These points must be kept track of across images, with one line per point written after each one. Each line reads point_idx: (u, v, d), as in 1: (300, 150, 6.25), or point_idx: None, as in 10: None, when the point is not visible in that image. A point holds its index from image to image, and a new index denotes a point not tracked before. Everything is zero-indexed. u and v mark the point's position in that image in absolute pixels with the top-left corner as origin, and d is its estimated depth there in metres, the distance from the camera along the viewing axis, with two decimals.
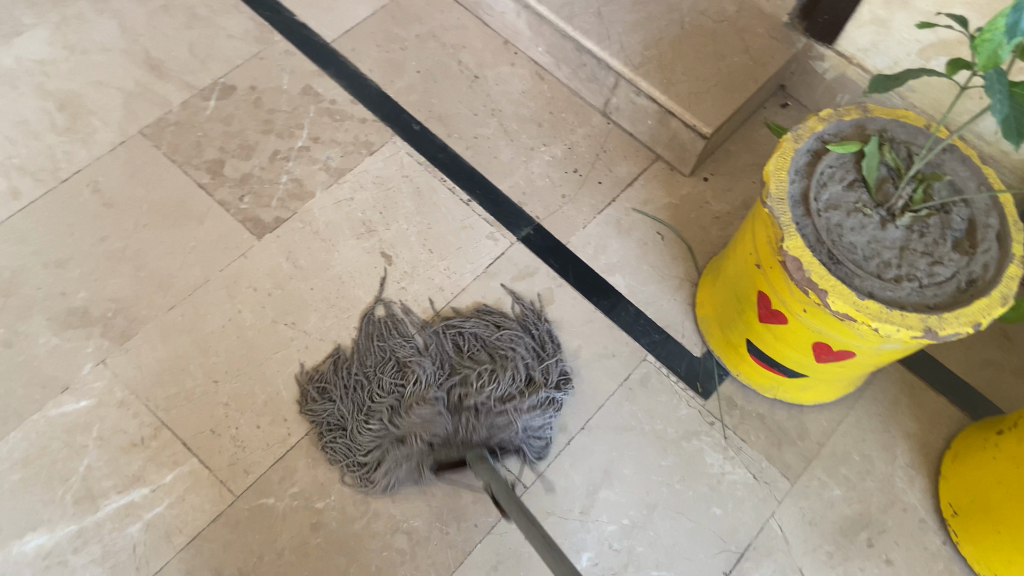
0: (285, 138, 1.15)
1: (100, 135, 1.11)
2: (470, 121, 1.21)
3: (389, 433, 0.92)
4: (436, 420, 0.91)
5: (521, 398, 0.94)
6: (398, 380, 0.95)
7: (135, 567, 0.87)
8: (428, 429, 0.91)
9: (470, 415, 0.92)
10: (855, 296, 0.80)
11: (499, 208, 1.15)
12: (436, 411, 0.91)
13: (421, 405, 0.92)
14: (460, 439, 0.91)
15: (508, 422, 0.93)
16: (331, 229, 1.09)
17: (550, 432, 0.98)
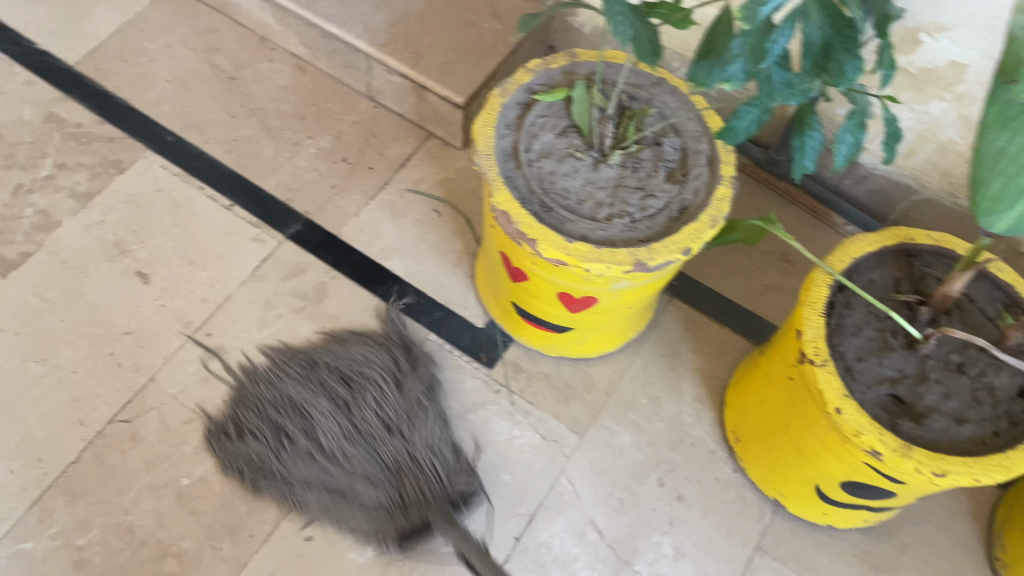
0: (27, 169, 1.10)
1: None
2: (229, 124, 1.18)
3: (312, 491, 0.92)
4: (377, 488, 0.91)
5: (444, 442, 0.95)
6: (301, 454, 0.92)
7: None
8: (324, 453, 0.92)
9: (382, 454, 0.92)
10: (566, 241, 0.79)
11: (264, 208, 1.12)
12: (377, 482, 0.91)
13: (332, 465, 0.92)
14: (395, 481, 0.91)
15: (432, 448, 0.94)
16: (81, 256, 1.05)
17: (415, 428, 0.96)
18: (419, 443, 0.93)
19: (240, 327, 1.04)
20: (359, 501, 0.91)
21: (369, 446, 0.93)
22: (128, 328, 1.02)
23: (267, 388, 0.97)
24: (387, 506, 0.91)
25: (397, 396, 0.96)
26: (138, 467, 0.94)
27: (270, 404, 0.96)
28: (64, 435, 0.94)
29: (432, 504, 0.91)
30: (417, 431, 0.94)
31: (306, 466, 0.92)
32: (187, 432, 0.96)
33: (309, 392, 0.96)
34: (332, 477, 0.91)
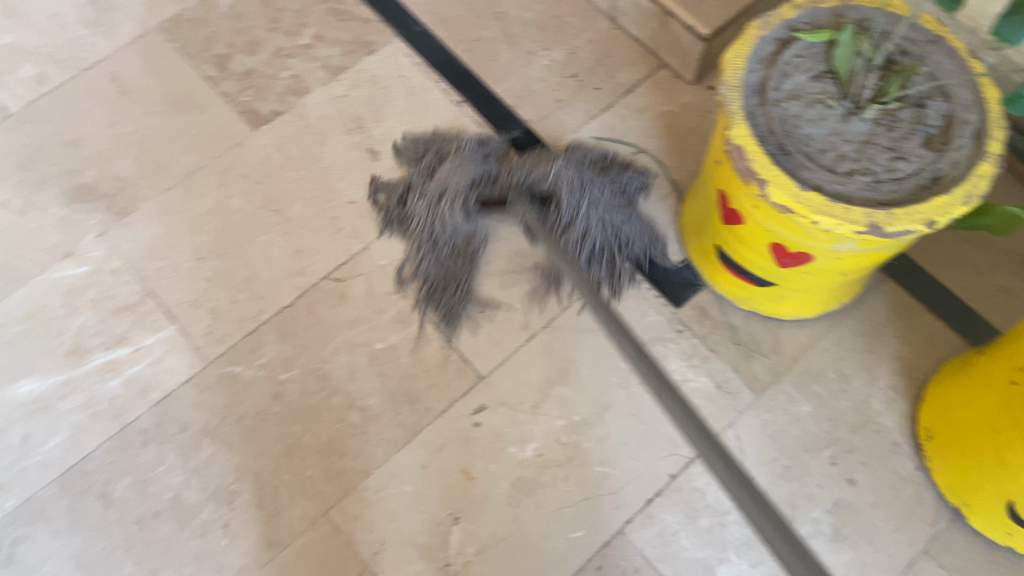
0: (290, 36, 1.19)
1: (122, 30, 1.19)
2: (473, 24, 1.21)
3: (426, 201, 1.01)
4: (470, 169, 1.00)
5: (580, 233, 1.02)
6: (476, 155, 1.02)
7: (112, 416, 0.97)
8: (453, 239, 1.01)
9: (496, 181, 1.01)
10: (801, 190, 0.76)
11: (490, 109, 1.15)
12: (479, 164, 1.01)
13: (463, 170, 1.00)
14: (494, 181, 1.02)
15: (553, 180, 1.00)
16: (323, 124, 1.14)
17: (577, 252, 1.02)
18: (561, 174, 0.99)
19: None
20: (468, 162, 1.01)
21: (490, 185, 1.01)
22: (351, 198, 1.09)
23: (454, 150, 1.05)
24: (459, 220, 1.00)
25: (607, 181, 1.06)
26: (340, 323, 1.02)
27: (427, 143, 1.09)
28: (284, 281, 1.04)
29: (512, 194, 1.01)
30: (586, 198, 1.01)
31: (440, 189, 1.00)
32: (386, 302, 1.03)
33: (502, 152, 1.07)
34: (428, 191, 1.02)
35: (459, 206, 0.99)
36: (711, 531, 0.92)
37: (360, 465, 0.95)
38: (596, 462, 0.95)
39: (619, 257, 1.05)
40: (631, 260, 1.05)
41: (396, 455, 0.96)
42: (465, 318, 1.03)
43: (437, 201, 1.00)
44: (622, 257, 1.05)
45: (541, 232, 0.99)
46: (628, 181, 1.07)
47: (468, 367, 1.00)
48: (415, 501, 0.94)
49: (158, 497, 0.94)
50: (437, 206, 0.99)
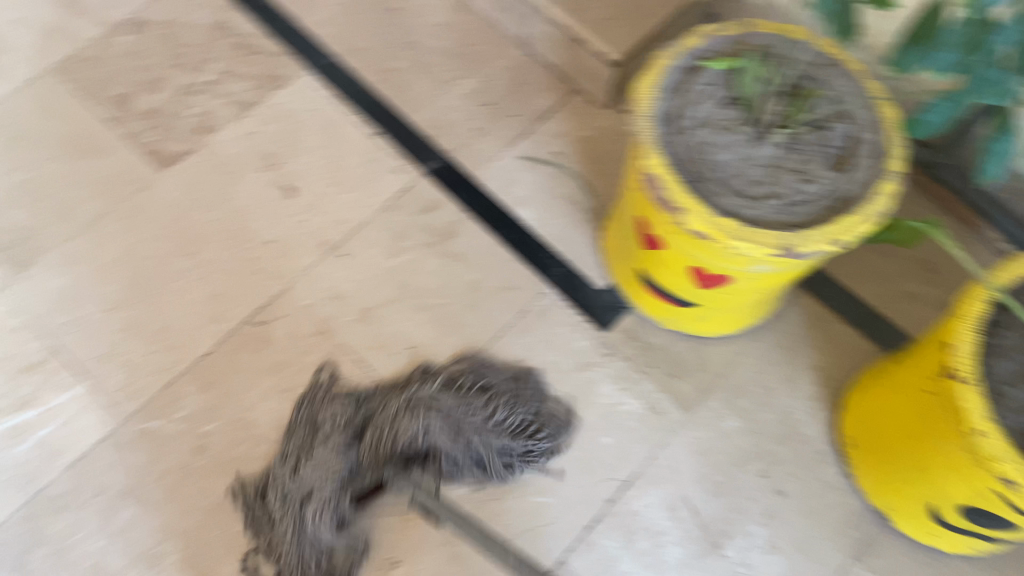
0: (195, 71, 1.15)
1: (16, 71, 1.13)
2: (385, 53, 1.19)
3: (331, 445, 0.90)
4: (336, 457, 0.89)
5: (440, 423, 0.91)
6: (376, 398, 0.95)
7: (25, 482, 0.92)
8: (314, 488, 0.87)
9: (368, 444, 0.90)
10: (713, 215, 0.78)
11: (408, 140, 1.15)
12: (335, 449, 0.89)
13: (344, 448, 0.90)
14: (374, 460, 0.89)
15: (427, 437, 0.90)
16: (235, 162, 1.10)
17: (472, 450, 0.92)
18: (434, 438, 0.90)
19: (372, 253, 1.08)
20: (370, 455, 0.89)
21: (382, 438, 0.90)
22: (270, 238, 1.07)
23: (324, 396, 0.96)
24: (323, 506, 0.87)
25: (485, 401, 0.95)
26: (264, 368, 0.99)
27: (313, 405, 0.96)
28: (201, 327, 1.01)
29: (387, 468, 0.90)
30: (469, 435, 0.91)
31: (289, 487, 0.89)
32: (311, 343, 1.02)
33: (360, 417, 0.93)
34: (311, 464, 0.89)
35: (331, 482, 0.88)
36: (650, 552, 0.93)
37: None
38: (533, 493, 0.95)
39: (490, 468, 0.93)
40: (521, 446, 0.94)
41: None
42: (392, 355, 1.02)
43: (292, 495, 0.89)
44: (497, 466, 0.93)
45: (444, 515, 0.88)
46: (526, 385, 0.99)
47: None
48: None
49: (77, 565, 0.89)
50: (284, 492, 0.89)
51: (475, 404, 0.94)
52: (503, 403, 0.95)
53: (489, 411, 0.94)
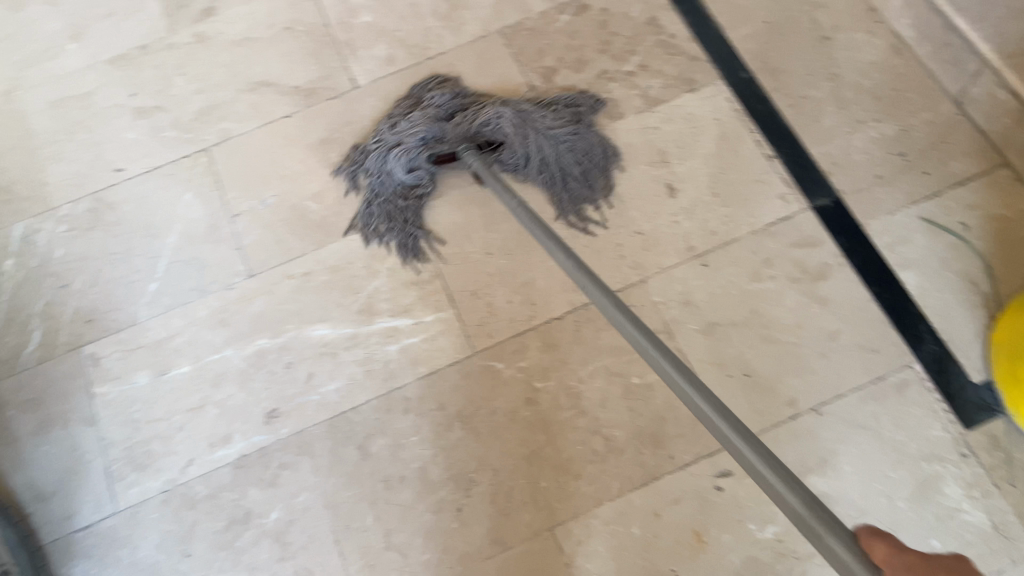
0: (617, 61, 1.22)
1: (468, 27, 1.26)
2: (803, 81, 1.17)
3: (424, 115, 1.12)
4: (419, 126, 1.09)
5: (512, 116, 1.09)
6: (449, 101, 1.16)
7: (384, 377, 1.05)
8: (395, 144, 1.10)
9: (456, 122, 1.09)
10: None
11: (802, 171, 1.11)
12: (419, 117, 1.11)
13: (442, 121, 1.12)
14: (455, 137, 1.09)
15: (498, 126, 1.09)
16: (629, 151, 1.15)
17: (524, 154, 1.10)
18: (501, 125, 1.08)
19: (736, 272, 1.06)
20: (428, 116, 1.12)
21: (521, 124, 1.09)
22: (641, 230, 1.10)
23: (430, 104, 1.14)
24: (413, 147, 1.10)
25: (552, 112, 1.14)
26: (603, 348, 1.03)
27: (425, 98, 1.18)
28: (558, 294, 1.06)
29: (462, 145, 1.08)
30: (535, 134, 1.10)
31: (383, 135, 1.13)
32: None
33: (458, 118, 1.11)
34: (407, 122, 1.11)
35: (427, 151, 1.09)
36: None
37: (594, 493, 0.96)
38: None
39: (561, 192, 1.12)
40: (580, 170, 1.13)
41: (631, 494, 0.96)
42: (727, 376, 1.01)
43: (392, 147, 1.11)
44: (569, 187, 1.12)
45: (487, 175, 1.03)
46: (583, 103, 1.17)
47: None
48: (641, 544, 0.94)
49: (406, 463, 1.00)
50: (387, 142, 1.11)
51: (563, 136, 1.12)
52: (574, 133, 1.13)
53: (566, 125, 1.13)
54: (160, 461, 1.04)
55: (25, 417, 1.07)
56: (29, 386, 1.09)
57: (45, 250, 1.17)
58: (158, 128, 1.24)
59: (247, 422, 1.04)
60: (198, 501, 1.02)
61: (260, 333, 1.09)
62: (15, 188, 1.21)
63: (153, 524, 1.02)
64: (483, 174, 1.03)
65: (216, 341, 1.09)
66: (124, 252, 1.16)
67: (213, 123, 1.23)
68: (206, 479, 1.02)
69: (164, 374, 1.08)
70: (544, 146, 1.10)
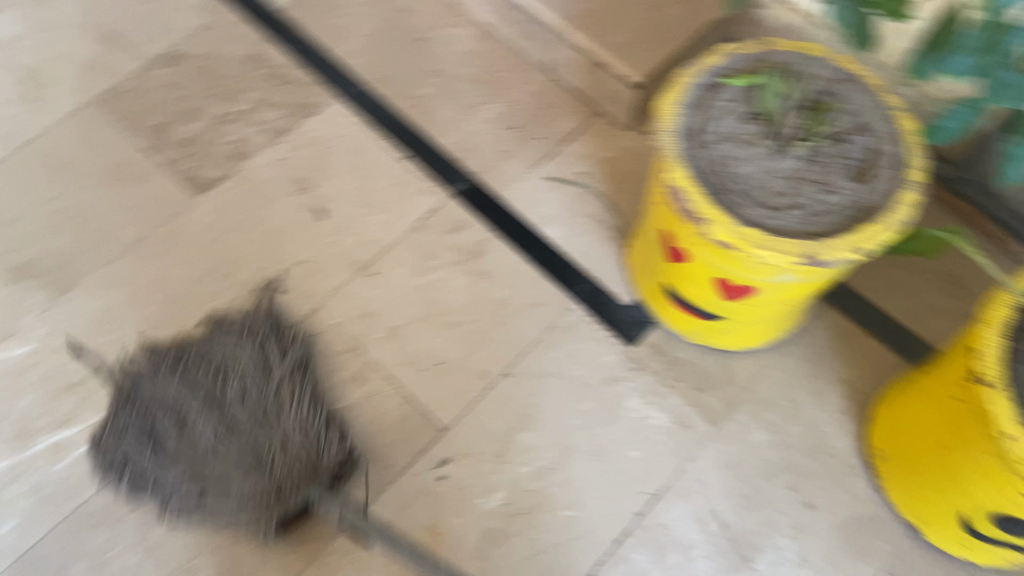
0: (230, 102, 1.20)
1: (61, 104, 1.18)
2: (411, 82, 1.24)
3: (178, 478, 0.89)
4: (176, 489, 0.90)
5: (265, 413, 0.92)
6: (157, 430, 0.93)
7: (63, 498, 0.94)
8: (197, 487, 0.89)
9: (235, 463, 0.89)
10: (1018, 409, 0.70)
11: (435, 163, 1.18)
12: (178, 486, 0.89)
13: (210, 454, 0.90)
14: (271, 499, 0.88)
15: (233, 408, 0.92)
16: (267, 187, 1.14)
17: (280, 397, 0.94)
18: (275, 429, 0.91)
19: (402, 272, 1.10)
20: (178, 484, 0.89)
21: (256, 413, 0.92)
22: (301, 258, 1.09)
23: (155, 418, 0.93)
24: (213, 510, 0.89)
25: (246, 360, 0.96)
26: None
27: (111, 436, 0.95)
28: None
29: (293, 497, 0.89)
30: (238, 379, 0.95)
31: (170, 490, 0.90)
32: (341, 360, 1.03)
33: (196, 398, 0.93)
34: (177, 472, 0.90)
35: (248, 511, 0.89)
36: (679, 566, 0.93)
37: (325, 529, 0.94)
38: (561, 507, 0.96)
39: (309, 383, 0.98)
40: (295, 367, 0.98)
41: None
42: (421, 371, 1.03)
43: (199, 497, 0.89)
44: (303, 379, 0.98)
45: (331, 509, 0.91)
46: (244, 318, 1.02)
47: (428, 421, 1.00)
48: (382, 561, 0.93)
49: None
50: (183, 501, 0.90)
51: (248, 355, 0.97)
52: (258, 359, 0.97)
53: (260, 366, 0.96)
54: None
55: None
56: None
57: None
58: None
59: None
60: None
61: None
62: None
63: None
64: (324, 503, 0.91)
65: None
66: None
67: None
68: None
69: None
70: (292, 386, 0.96)
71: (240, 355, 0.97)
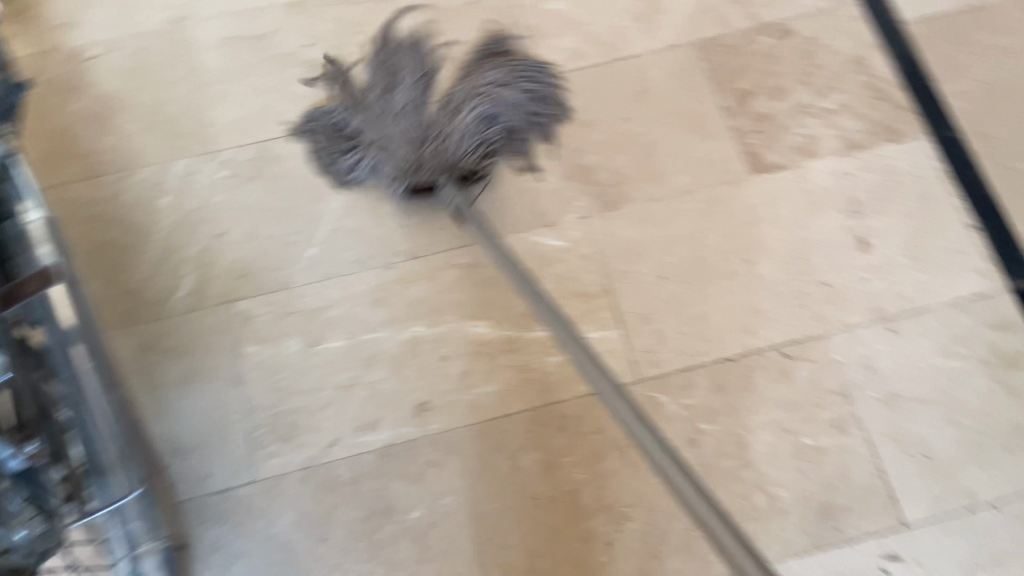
0: (818, 96, 1.16)
1: (663, 33, 1.21)
2: (1013, 152, 1.11)
3: (368, 117, 1.07)
4: (381, 121, 1.06)
5: (476, 120, 1.06)
6: (380, 80, 1.09)
7: (542, 389, 1.00)
8: (387, 147, 1.05)
9: (422, 136, 1.05)
10: None
11: (1005, 250, 1.05)
12: (401, 119, 1.05)
13: (392, 117, 1.06)
14: (420, 147, 1.05)
15: (455, 128, 1.05)
16: (822, 194, 1.10)
17: (497, 127, 1.10)
18: (460, 121, 1.05)
19: (925, 344, 1.00)
20: (371, 114, 1.07)
21: (466, 117, 1.06)
22: (827, 281, 1.05)
23: (400, 56, 1.13)
24: (373, 162, 1.07)
25: (504, 85, 1.09)
26: (775, 401, 0.98)
27: (388, 55, 1.13)
28: (734, 333, 1.03)
29: (430, 152, 1.05)
30: (496, 115, 1.08)
31: (371, 113, 1.07)
32: (828, 399, 0.98)
33: (412, 74, 1.09)
34: (412, 142, 1.05)
35: (392, 170, 1.06)
36: None
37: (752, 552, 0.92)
38: None
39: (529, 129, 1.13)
40: (533, 113, 1.12)
41: (793, 560, 0.91)
42: (905, 455, 0.95)
43: (383, 154, 1.06)
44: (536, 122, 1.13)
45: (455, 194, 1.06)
46: (541, 83, 1.14)
47: (893, 509, 0.93)
48: None
49: (558, 483, 0.96)
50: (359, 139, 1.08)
51: (529, 102, 1.12)
52: (534, 90, 1.13)
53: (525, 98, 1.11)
54: (305, 436, 0.99)
55: (171, 364, 1.04)
56: (178, 332, 1.05)
57: (205, 194, 1.13)
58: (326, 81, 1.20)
59: (396, 411, 1.00)
60: (339, 484, 0.97)
61: (416, 320, 1.05)
62: (180, 122, 1.18)
63: (293, 499, 0.97)
64: (457, 201, 1.05)
65: (370, 320, 1.05)
66: (284, 210, 1.12)
67: None
68: (348, 464, 0.98)
69: (314, 346, 1.04)
70: (512, 118, 1.10)
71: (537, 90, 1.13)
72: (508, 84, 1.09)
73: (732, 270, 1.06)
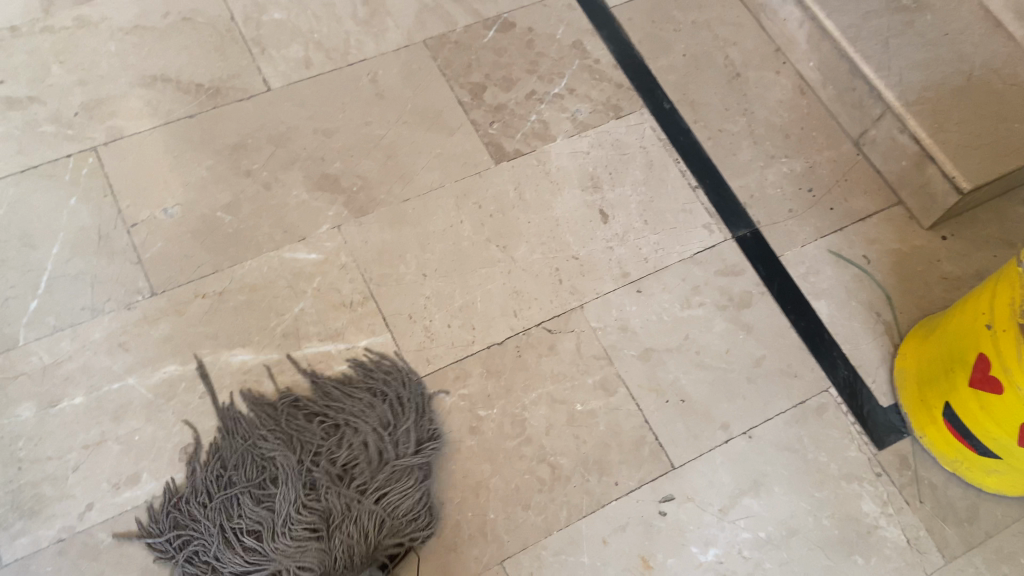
0: (545, 82, 1.22)
1: (391, 35, 1.22)
2: (718, 114, 1.22)
3: (276, 558, 0.88)
4: (307, 548, 0.88)
5: (406, 497, 0.92)
6: (252, 480, 0.91)
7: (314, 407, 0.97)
8: (312, 569, 0.88)
9: (333, 539, 0.89)
10: None
11: (724, 203, 1.16)
12: (315, 561, 0.88)
13: (297, 541, 0.88)
14: (347, 558, 0.89)
15: (353, 514, 0.90)
16: (561, 174, 1.16)
17: (407, 487, 0.92)
18: (360, 513, 0.90)
19: (667, 299, 1.08)
20: (279, 546, 0.88)
21: (378, 506, 0.91)
22: (576, 254, 1.10)
23: (274, 447, 0.93)
24: None
25: (403, 433, 0.95)
26: (544, 375, 1.02)
27: (242, 466, 0.92)
28: (498, 318, 1.05)
29: (359, 562, 0.89)
30: (394, 479, 0.93)
31: (273, 517, 0.89)
32: (591, 364, 1.03)
33: (306, 479, 0.91)
34: (284, 555, 0.88)
35: None
36: None
37: (543, 522, 0.94)
38: None
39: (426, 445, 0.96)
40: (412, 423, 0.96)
41: (581, 521, 0.95)
42: (665, 403, 1.02)
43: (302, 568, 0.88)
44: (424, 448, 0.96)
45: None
46: (393, 389, 0.99)
47: (662, 455, 0.99)
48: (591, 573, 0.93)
49: None
50: (263, 553, 0.88)
51: (383, 411, 0.96)
52: (407, 415, 0.97)
53: (408, 432, 0.95)
54: (53, 507, 0.89)
55: None
56: None
57: None
58: (27, 120, 1.09)
59: (158, 460, 0.93)
60: (101, 552, 0.88)
61: (168, 358, 0.98)
62: None
63: None
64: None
65: (114, 367, 0.96)
66: None
67: (101, 120, 1.10)
68: (110, 527, 0.89)
69: (50, 407, 0.94)
70: (423, 464, 0.94)
71: (408, 394, 0.98)
72: (410, 437, 0.95)
73: (487, 257, 1.09)
